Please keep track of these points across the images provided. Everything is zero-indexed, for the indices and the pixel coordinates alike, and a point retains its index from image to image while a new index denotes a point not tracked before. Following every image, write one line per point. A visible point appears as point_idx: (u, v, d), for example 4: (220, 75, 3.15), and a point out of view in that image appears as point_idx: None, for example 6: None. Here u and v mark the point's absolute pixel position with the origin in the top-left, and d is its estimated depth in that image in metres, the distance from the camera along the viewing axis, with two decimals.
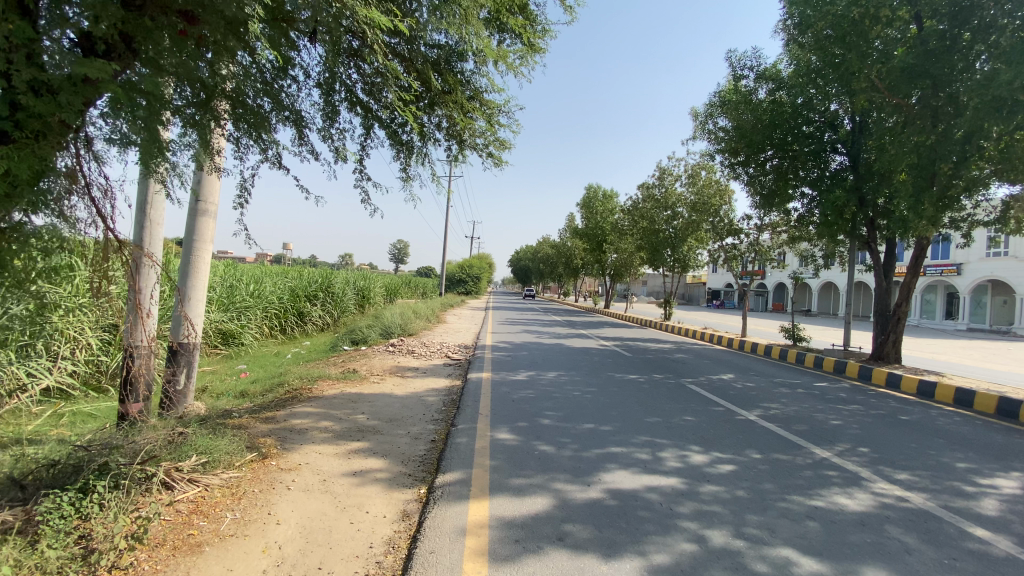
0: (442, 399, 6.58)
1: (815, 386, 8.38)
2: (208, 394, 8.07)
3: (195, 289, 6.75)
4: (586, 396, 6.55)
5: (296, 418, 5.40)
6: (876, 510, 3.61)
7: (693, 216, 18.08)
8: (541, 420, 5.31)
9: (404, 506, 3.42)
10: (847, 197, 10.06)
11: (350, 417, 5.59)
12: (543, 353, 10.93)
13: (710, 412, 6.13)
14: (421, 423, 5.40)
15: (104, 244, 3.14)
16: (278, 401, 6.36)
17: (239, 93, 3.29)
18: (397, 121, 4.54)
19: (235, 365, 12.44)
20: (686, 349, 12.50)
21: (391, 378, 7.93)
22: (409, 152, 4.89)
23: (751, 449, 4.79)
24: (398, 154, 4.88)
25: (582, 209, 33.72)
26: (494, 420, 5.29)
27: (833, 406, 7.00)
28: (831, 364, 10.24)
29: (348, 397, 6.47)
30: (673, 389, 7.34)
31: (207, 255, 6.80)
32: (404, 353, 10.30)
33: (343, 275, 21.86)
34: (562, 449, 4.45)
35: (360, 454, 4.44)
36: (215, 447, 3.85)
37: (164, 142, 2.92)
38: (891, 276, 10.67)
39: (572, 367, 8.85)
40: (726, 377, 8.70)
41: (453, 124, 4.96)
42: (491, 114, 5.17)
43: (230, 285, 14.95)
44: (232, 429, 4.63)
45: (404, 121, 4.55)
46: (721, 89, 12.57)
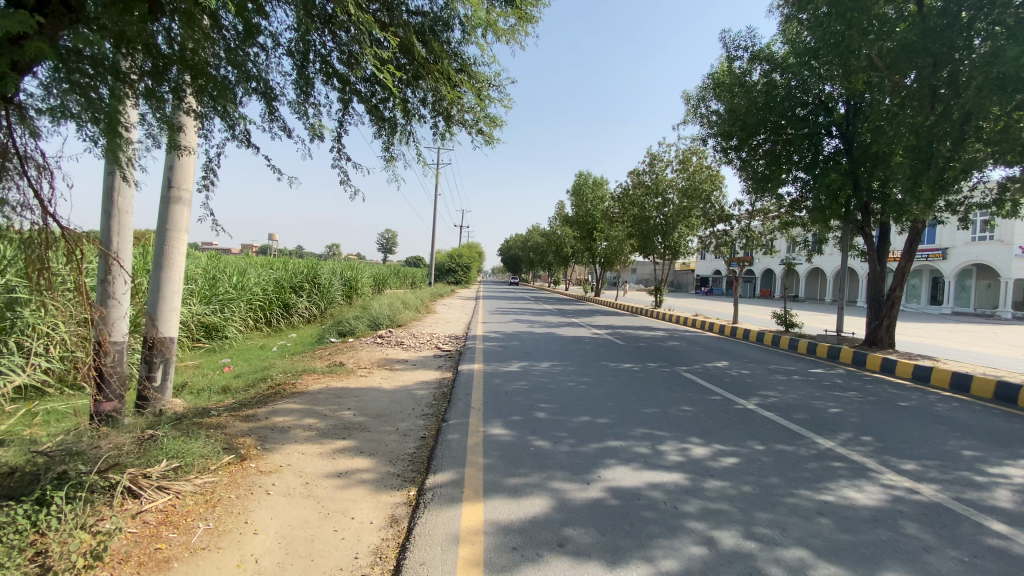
0: (432, 393, 6.35)
1: (811, 373, 8.29)
2: (188, 390, 7.75)
3: (170, 281, 6.41)
4: (581, 387, 6.37)
5: (278, 416, 5.13)
6: (887, 505, 3.47)
7: (684, 202, 17.90)
8: (536, 413, 5.11)
9: (392, 511, 3.20)
10: (842, 181, 9.93)
11: (335, 413, 5.34)
12: (535, 342, 10.74)
13: (708, 401, 5.98)
14: (410, 419, 5.17)
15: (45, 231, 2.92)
16: (259, 397, 6.08)
17: (200, 61, 2.92)
18: (377, 95, 4.27)
19: (218, 359, 12.07)
20: (679, 336, 12.38)
21: (379, 371, 7.69)
22: (392, 129, 4.57)
23: (753, 439, 4.63)
24: (380, 133, 4.57)
25: (572, 196, 33.43)
26: (487, 414, 5.07)
27: (831, 393, 6.90)
28: (824, 350, 10.17)
29: (334, 392, 6.21)
30: (669, 378, 7.18)
31: (182, 245, 6.46)
32: (393, 345, 10.04)
33: (329, 266, 21.44)
34: (559, 444, 4.25)
35: (346, 454, 4.19)
36: (188, 450, 3.57)
37: (122, 121, 2.68)
38: (885, 260, 10.60)
39: (566, 357, 8.66)
40: (721, 365, 8.57)
41: (439, 100, 4.67)
42: (481, 88, 4.90)
43: (212, 277, 14.51)
44: (207, 429, 4.35)
45: (384, 95, 4.27)
46: (714, 71, 12.33)
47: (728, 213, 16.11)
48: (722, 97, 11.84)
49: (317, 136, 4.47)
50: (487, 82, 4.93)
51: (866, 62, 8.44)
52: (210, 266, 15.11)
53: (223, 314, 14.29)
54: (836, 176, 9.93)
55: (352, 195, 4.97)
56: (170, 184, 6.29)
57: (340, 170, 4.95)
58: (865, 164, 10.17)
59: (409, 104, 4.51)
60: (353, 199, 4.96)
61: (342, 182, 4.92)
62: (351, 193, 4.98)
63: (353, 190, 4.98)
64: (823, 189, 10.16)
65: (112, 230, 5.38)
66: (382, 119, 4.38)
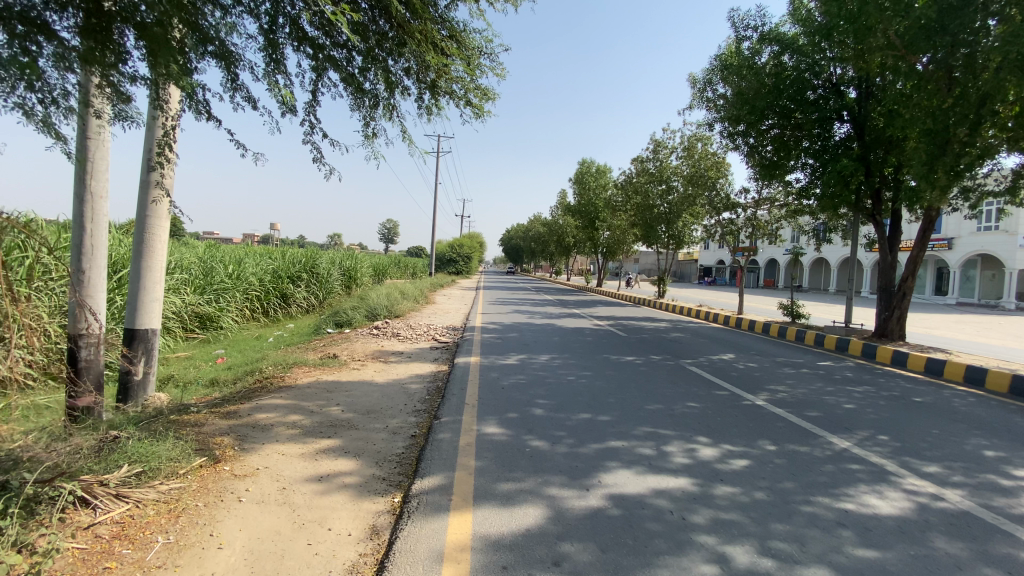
0: (426, 387, 6.08)
1: (820, 366, 8.00)
2: (174, 383, 7.50)
3: (150, 270, 6.13)
4: (581, 381, 6.09)
5: (261, 412, 4.87)
6: (912, 515, 3.20)
7: (689, 189, 17.48)
8: (534, 410, 4.84)
9: (373, 521, 2.93)
10: (854, 166, 9.53)
11: (322, 409, 5.07)
12: (535, 334, 10.46)
13: (715, 396, 5.69)
14: (401, 416, 4.90)
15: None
16: (245, 392, 5.82)
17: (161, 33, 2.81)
18: (356, 65, 4.12)
19: (212, 351, 11.83)
20: (683, 327, 12.07)
21: (373, 364, 7.41)
22: (374, 103, 4.49)
23: (764, 439, 4.36)
24: (357, 105, 4.44)
25: (575, 185, 32.94)
26: (481, 411, 4.80)
27: (843, 387, 6.62)
28: (833, 342, 9.86)
29: (323, 386, 5.94)
30: (673, 372, 6.90)
31: (164, 231, 6.16)
32: (389, 336, 9.76)
33: (328, 255, 21.12)
34: (557, 444, 3.97)
35: (330, 454, 3.92)
36: (152, 455, 3.34)
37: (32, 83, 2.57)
38: (897, 249, 10.19)
39: (566, 349, 8.36)
40: (727, 357, 8.27)
41: (424, 69, 4.46)
42: (470, 56, 4.65)
43: (207, 267, 14.24)
44: (181, 429, 4.09)
45: (363, 65, 4.13)
46: (721, 53, 11.88)
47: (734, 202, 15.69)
48: (729, 79, 11.42)
49: (290, 110, 4.27)
50: (477, 49, 4.74)
51: (883, 43, 7.93)
52: (205, 256, 14.84)
53: (218, 304, 14.05)
54: (847, 162, 9.48)
55: (327, 175, 4.68)
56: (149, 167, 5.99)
57: (312, 146, 4.67)
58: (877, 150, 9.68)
59: (393, 76, 4.35)
60: (328, 180, 4.67)
61: (315, 160, 4.63)
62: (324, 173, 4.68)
63: (327, 168, 4.69)
64: (832, 175, 9.79)
65: (84, 216, 5.09)
66: (362, 91, 4.18)
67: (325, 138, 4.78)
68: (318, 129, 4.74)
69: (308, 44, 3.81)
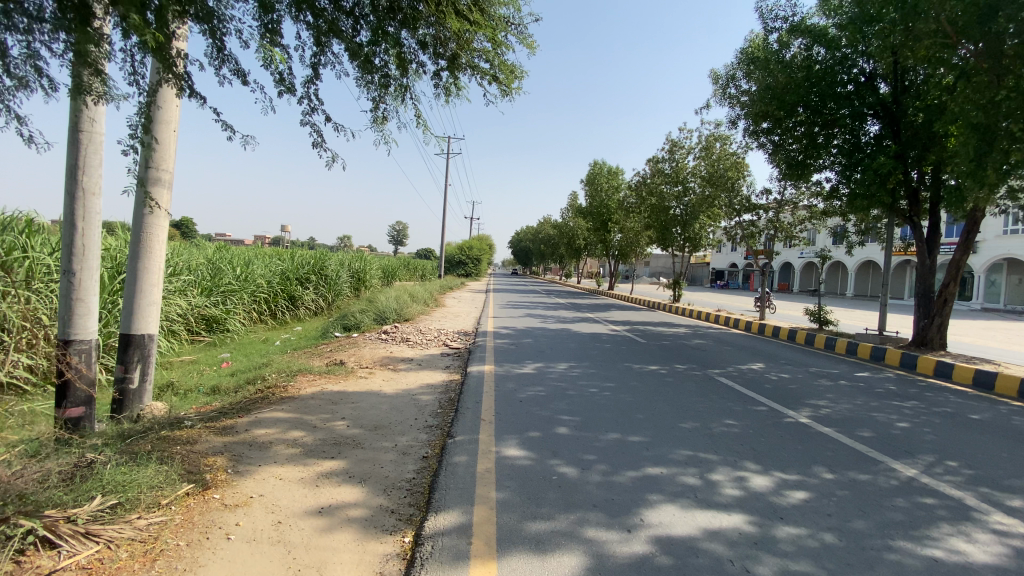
0: (437, 399, 5.63)
1: (858, 377, 7.46)
2: (173, 391, 7.14)
3: (148, 271, 5.78)
4: (605, 394, 5.63)
5: (260, 428, 4.46)
6: (1014, 564, 2.71)
7: (707, 190, 16.95)
8: (557, 429, 4.38)
9: (380, 569, 2.50)
10: (893, 164, 8.94)
11: (327, 424, 4.66)
12: (550, 340, 10.00)
13: (754, 413, 5.20)
14: (411, 433, 4.47)
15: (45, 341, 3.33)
16: (245, 402, 5.43)
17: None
18: (364, 40, 3.80)
19: (218, 355, 11.54)
20: (704, 334, 11.55)
21: (382, 372, 6.99)
22: (384, 83, 4.12)
23: (819, 467, 3.87)
24: (364, 86, 4.08)
25: (586, 186, 32.41)
26: (501, 429, 4.36)
27: (890, 403, 6.09)
28: (867, 351, 9.29)
29: (328, 398, 5.51)
30: (703, 384, 6.41)
31: (163, 232, 5.82)
32: (398, 341, 9.36)
33: (338, 257, 20.83)
34: (588, 471, 3.51)
35: (333, 480, 3.50)
36: (130, 482, 2.95)
37: None
38: (936, 253, 9.62)
39: (586, 358, 7.89)
40: (757, 367, 7.75)
41: (441, 32, 4.10)
42: (494, 26, 4.28)
43: (215, 269, 14.00)
44: (169, 451, 3.70)
45: (371, 41, 3.80)
46: (745, 46, 11.38)
47: (754, 204, 15.16)
48: (755, 74, 10.93)
49: (288, 90, 3.90)
50: (501, 19, 4.38)
51: (932, 27, 7.38)
52: (213, 258, 14.59)
53: (225, 306, 13.78)
54: (884, 159, 8.92)
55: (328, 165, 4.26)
56: (149, 164, 5.69)
57: (313, 129, 4.27)
58: (916, 147, 9.11)
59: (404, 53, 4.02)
60: (330, 169, 4.27)
61: (317, 147, 4.25)
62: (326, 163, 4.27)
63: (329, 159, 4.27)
64: (868, 173, 9.27)
65: (76, 214, 4.73)
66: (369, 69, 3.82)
67: (330, 121, 4.39)
68: (319, 111, 4.33)
69: (308, 13, 3.46)
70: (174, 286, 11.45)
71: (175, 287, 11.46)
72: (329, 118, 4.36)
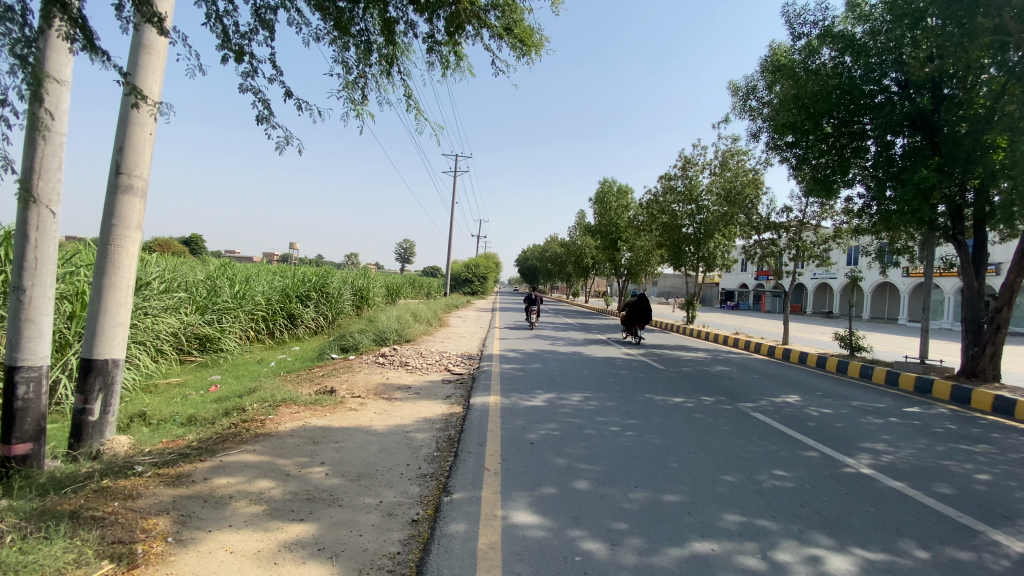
0: (435, 438, 4.89)
1: (910, 415, 6.64)
2: (146, 420, 6.45)
3: (115, 289, 5.16)
4: (629, 435, 4.87)
5: (221, 476, 3.76)
6: None
7: (724, 207, 16.29)
8: (575, 483, 3.64)
9: None
10: (936, 176, 8.18)
11: (303, 472, 3.93)
12: (561, 365, 9.22)
13: (805, 463, 4.41)
14: (401, 486, 3.74)
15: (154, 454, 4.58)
16: (214, 441, 4.70)
17: None
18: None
19: (207, 377, 10.85)
20: (725, 360, 10.74)
21: (375, 403, 6.26)
22: (364, 49, 4.11)
23: (907, 544, 3.08)
24: (338, 43, 4.05)
25: (595, 204, 31.91)
26: (508, 485, 3.62)
27: (958, 448, 5.27)
28: (911, 382, 8.45)
29: (309, 436, 4.79)
30: (738, 423, 5.62)
31: (135, 245, 5.28)
32: (396, 366, 8.63)
33: (341, 274, 20.31)
34: (619, 549, 2.77)
35: (297, 554, 2.77)
36: (28, 566, 2.34)
37: None
38: (983, 274, 8.92)
39: (601, 388, 7.12)
40: (793, 401, 6.94)
41: None
42: None
43: (211, 286, 13.44)
44: (100, 515, 3.01)
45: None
46: (769, 56, 10.86)
47: (773, 222, 14.49)
48: (779, 83, 10.35)
49: (237, 53, 3.54)
50: None
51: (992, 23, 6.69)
52: (212, 274, 14.10)
53: (219, 325, 13.17)
54: (927, 172, 8.16)
55: (278, 149, 4.00)
56: (119, 169, 5.12)
57: (256, 98, 3.83)
58: (958, 161, 8.36)
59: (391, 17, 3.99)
60: (281, 155, 3.99)
61: (262, 122, 3.84)
62: (275, 145, 3.98)
63: (278, 143, 3.96)
64: (907, 189, 8.52)
65: (27, 225, 3.97)
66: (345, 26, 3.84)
67: (291, 97, 4.07)
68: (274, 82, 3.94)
69: None
70: (165, 304, 10.84)
71: (167, 303, 10.89)
72: (290, 93, 4.04)
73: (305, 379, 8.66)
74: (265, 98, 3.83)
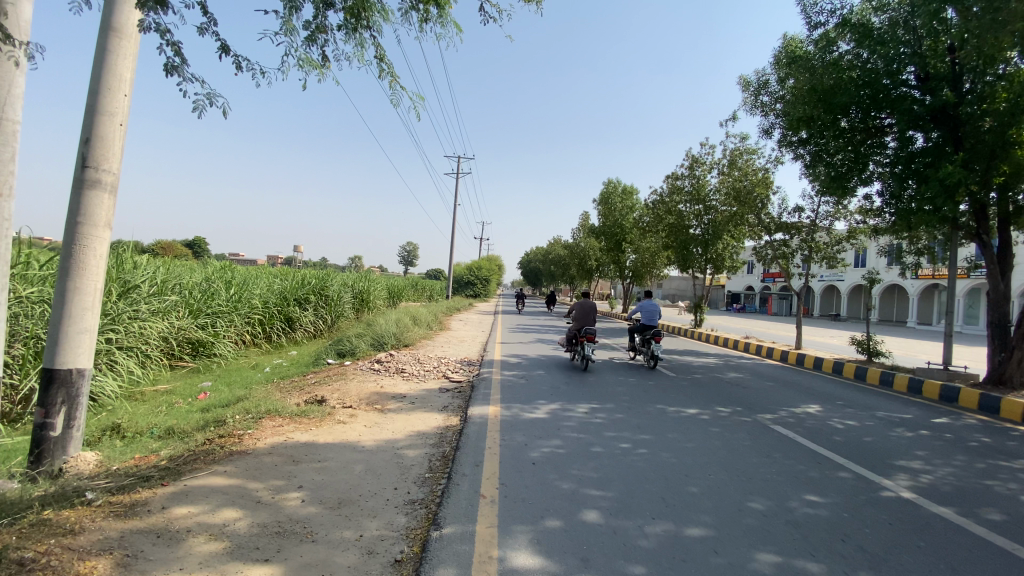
0: (427, 455, 4.45)
1: (943, 427, 6.15)
2: (121, 433, 6.01)
3: (81, 293, 4.74)
4: (641, 453, 4.42)
5: (181, 505, 3.33)
6: None
7: (733, 207, 15.82)
8: (583, 515, 3.20)
9: None
10: (963, 172, 7.61)
11: (276, 499, 3.49)
12: (566, 372, 8.76)
13: (839, 487, 3.94)
14: (386, 516, 3.30)
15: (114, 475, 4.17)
16: (183, 459, 4.27)
17: None
18: None
19: (197, 384, 10.42)
20: (737, 366, 10.25)
21: (365, 414, 5.81)
22: None
23: None
24: None
25: (599, 205, 31.47)
26: (507, 517, 3.18)
27: (1002, 465, 4.79)
28: (936, 390, 7.93)
29: (289, 454, 4.36)
30: (760, 438, 5.15)
31: (104, 244, 4.88)
32: (392, 372, 8.20)
33: (341, 277, 19.92)
34: None
35: None
36: None
37: None
38: (1010, 275, 8.39)
39: (608, 398, 6.66)
40: (815, 412, 6.46)
41: None
42: None
43: (205, 290, 13.06)
44: (28, 558, 2.57)
45: None
46: (783, 47, 10.43)
47: (784, 222, 14.00)
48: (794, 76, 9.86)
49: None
50: None
51: None
52: (205, 275, 13.73)
53: (213, 329, 12.77)
54: (952, 167, 7.60)
55: (197, 109, 3.47)
56: (85, 163, 4.70)
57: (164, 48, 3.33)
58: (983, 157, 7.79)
59: None
60: (200, 114, 3.45)
61: (171, 72, 3.33)
62: (194, 104, 3.47)
63: (196, 100, 3.45)
64: (931, 186, 7.98)
65: None
66: None
67: (226, 52, 3.55)
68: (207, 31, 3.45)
69: None
70: (155, 307, 10.44)
71: (157, 306, 10.49)
72: (225, 47, 3.53)
73: (295, 385, 8.25)
74: (173, 41, 3.31)
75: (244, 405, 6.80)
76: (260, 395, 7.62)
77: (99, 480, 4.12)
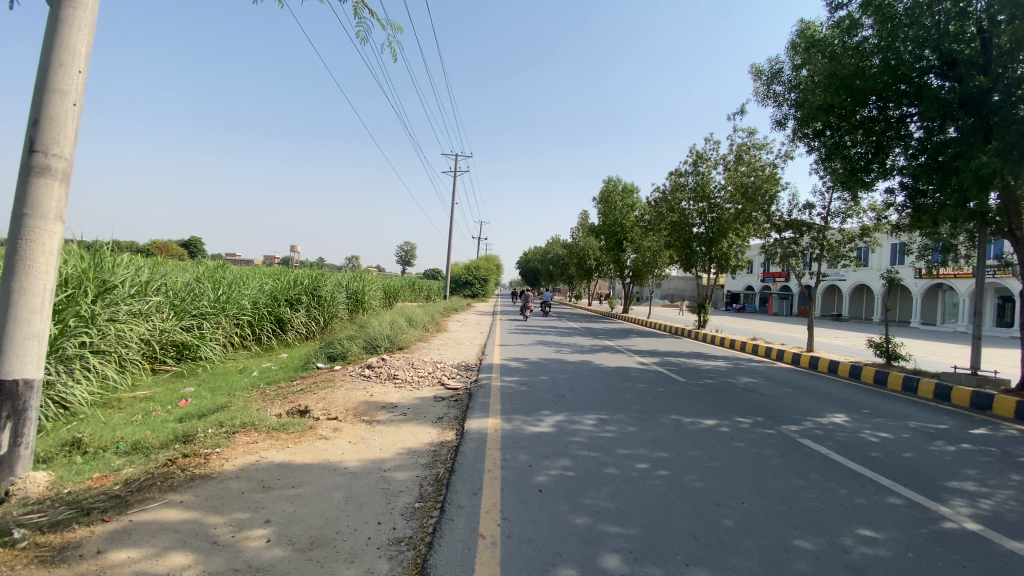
0: (418, 479, 3.91)
1: (984, 439, 5.64)
2: (81, 448, 5.38)
3: (27, 295, 3.86)
4: (660, 476, 3.88)
5: (120, 549, 2.76)
6: None
7: (739, 204, 15.34)
8: (602, 561, 2.67)
9: None
10: (1000, 161, 7.07)
11: (236, 539, 2.93)
12: (569, 378, 8.22)
13: (892, 518, 3.42)
14: (367, 560, 2.75)
15: (56, 502, 3.57)
16: (136, 486, 3.67)
17: None
18: None
19: (179, 389, 9.81)
20: (749, 370, 9.73)
21: (352, 428, 5.25)
22: None
23: None
24: None
25: (599, 204, 31.00)
26: (511, 564, 2.64)
27: None
28: (967, 397, 7.42)
29: (261, 478, 3.80)
30: (790, 455, 4.62)
31: (55, 240, 3.99)
32: (385, 379, 7.64)
33: (335, 276, 19.36)
34: None
35: None
36: None
37: None
38: None
39: (616, 408, 6.10)
40: (843, 423, 5.93)
41: None
42: None
43: (192, 290, 12.45)
44: None
45: None
46: (800, 34, 10.02)
47: (794, 220, 13.48)
48: (813, 63, 9.41)
49: None
50: None
51: None
52: (191, 275, 13.12)
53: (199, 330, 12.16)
54: (988, 157, 7.05)
55: None
56: (34, 146, 3.84)
57: None
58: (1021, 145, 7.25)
59: None
60: None
61: None
62: None
63: None
64: (961, 177, 7.46)
65: None
66: None
67: None
68: None
69: None
70: (136, 308, 9.82)
71: (138, 308, 9.85)
72: None
73: (280, 392, 7.67)
74: None
75: (223, 415, 6.23)
76: (242, 404, 7.03)
77: (37, 509, 3.51)
